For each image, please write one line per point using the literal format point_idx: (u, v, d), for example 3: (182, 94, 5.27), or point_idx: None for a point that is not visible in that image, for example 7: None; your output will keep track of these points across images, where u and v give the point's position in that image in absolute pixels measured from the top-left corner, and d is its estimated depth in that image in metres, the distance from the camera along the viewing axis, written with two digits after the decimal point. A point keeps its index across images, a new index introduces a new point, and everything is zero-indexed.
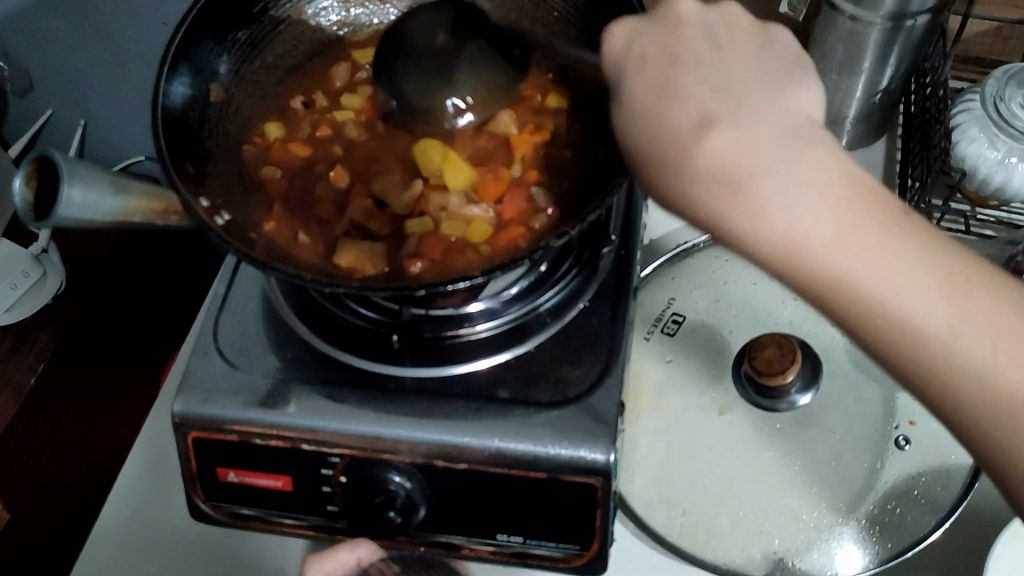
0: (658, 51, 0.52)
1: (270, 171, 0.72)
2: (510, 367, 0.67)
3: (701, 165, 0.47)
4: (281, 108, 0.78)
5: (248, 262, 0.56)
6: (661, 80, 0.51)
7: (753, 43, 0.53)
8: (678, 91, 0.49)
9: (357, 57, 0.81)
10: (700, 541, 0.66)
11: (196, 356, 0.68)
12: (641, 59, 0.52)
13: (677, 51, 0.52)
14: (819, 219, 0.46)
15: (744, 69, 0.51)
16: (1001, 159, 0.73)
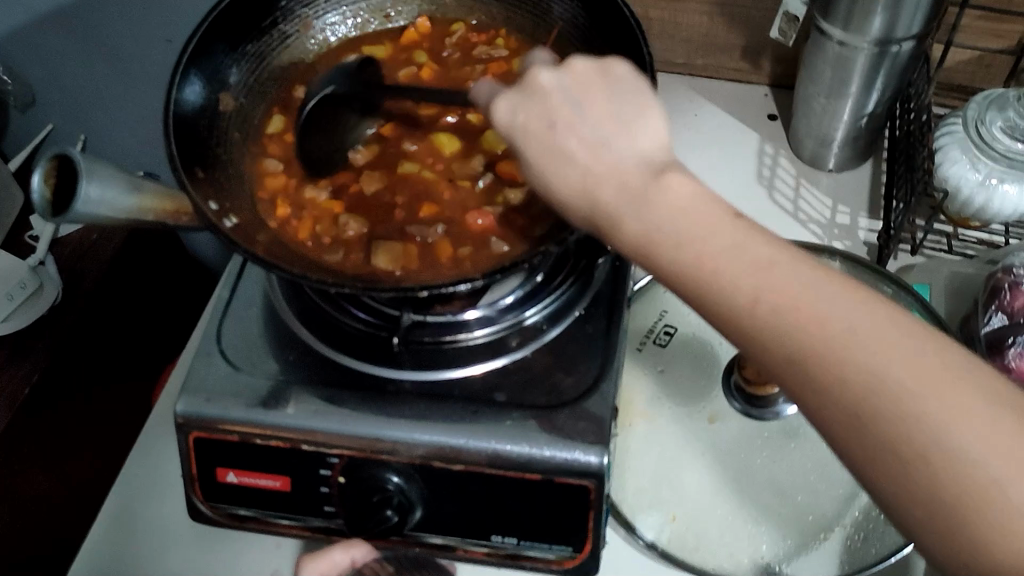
0: (538, 122, 0.54)
1: (275, 164, 0.75)
2: (506, 372, 0.69)
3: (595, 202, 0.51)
4: (286, 98, 0.80)
5: (255, 262, 0.57)
6: (540, 153, 0.53)
7: (604, 94, 0.55)
8: (556, 147, 0.53)
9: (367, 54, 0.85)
10: (690, 546, 0.68)
11: (198, 357, 0.69)
12: (524, 130, 0.54)
13: (553, 115, 0.54)
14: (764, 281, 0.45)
15: (603, 112, 0.53)
16: (982, 180, 0.75)
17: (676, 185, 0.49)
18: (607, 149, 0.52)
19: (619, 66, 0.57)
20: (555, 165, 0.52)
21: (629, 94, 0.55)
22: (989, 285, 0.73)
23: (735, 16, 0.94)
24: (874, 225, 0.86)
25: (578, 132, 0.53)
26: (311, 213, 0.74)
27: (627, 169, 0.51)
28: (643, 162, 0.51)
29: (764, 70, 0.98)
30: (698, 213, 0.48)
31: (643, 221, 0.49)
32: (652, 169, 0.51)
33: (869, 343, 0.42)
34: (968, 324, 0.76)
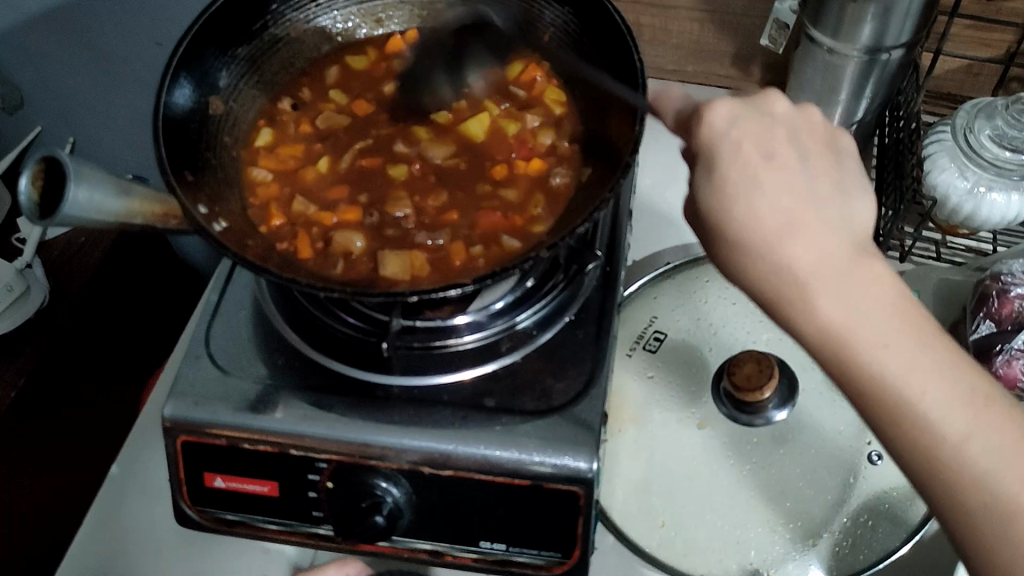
0: (753, 146, 0.57)
1: (263, 173, 0.75)
2: (496, 377, 0.69)
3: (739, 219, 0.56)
4: (274, 111, 0.80)
5: (245, 266, 0.57)
6: (739, 173, 0.56)
7: (826, 153, 0.60)
8: (752, 181, 0.56)
9: (352, 66, 0.85)
10: (678, 552, 0.68)
11: (187, 361, 0.69)
12: (733, 146, 0.57)
13: (767, 147, 0.57)
14: (899, 351, 0.52)
15: (825, 173, 0.58)
16: (970, 188, 0.76)
17: (828, 241, 0.55)
18: (806, 194, 0.56)
19: (846, 139, 0.62)
20: (747, 199, 0.56)
21: (851, 173, 0.60)
22: (978, 292, 0.73)
23: (726, 23, 0.94)
24: (863, 232, 0.86)
25: (786, 181, 0.56)
26: (300, 223, 0.73)
27: (822, 230, 0.55)
28: (846, 233, 0.56)
29: (755, 77, 0.98)
30: (836, 257, 0.54)
31: (835, 293, 0.53)
32: (861, 251, 0.55)
33: (960, 422, 0.51)
34: (957, 330, 0.76)
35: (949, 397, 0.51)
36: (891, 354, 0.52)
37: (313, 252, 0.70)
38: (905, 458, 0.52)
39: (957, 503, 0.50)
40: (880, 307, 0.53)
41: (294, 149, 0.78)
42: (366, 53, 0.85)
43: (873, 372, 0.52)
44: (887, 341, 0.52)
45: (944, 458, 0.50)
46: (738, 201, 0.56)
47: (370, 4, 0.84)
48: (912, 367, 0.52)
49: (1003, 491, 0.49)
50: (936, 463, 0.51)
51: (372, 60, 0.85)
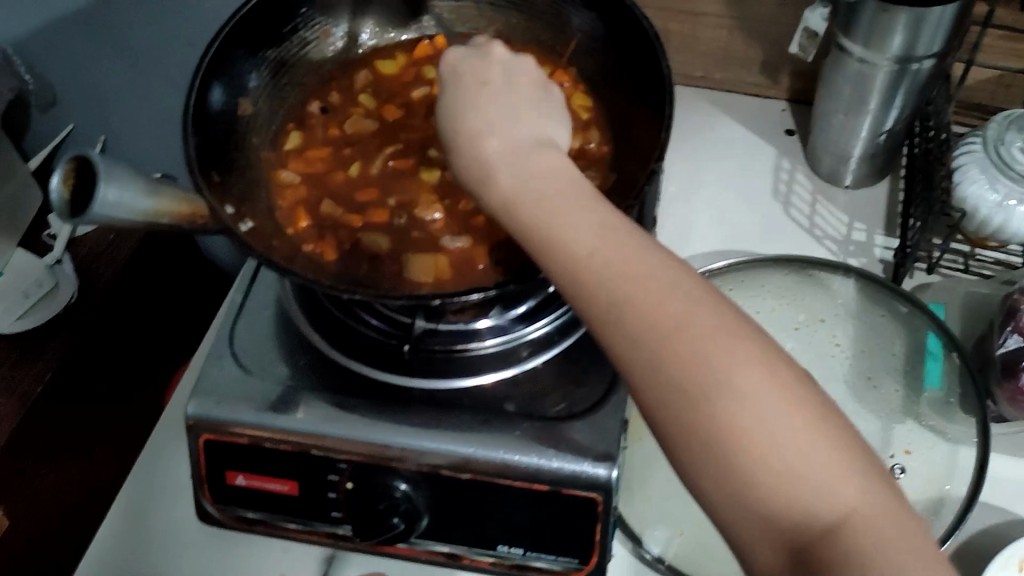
0: (473, 77, 0.59)
1: (291, 176, 0.76)
2: (517, 382, 0.69)
3: (476, 161, 0.54)
4: (302, 114, 0.81)
5: (269, 267, 0.58)
6: (462, 100, 0.58)
7: (538, 95, 0.59)
8: (479, 100, 0.57)
9: (379, 70, 0.85)
10: (697, 562, 0.67)
11: (210, 359, 0.69)
12: (456, 78, 0.59)
13: (487, 78, 0.59)
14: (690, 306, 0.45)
15: (529, 107, 0.57)
16: (1000, 201, 0.75)
17: (549, 162, 0.53)
18: (510, 122, 0.56)
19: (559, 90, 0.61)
20: (468, 114, 0.56)
21: (555, 105, 0.59)
22: (1007, 306, 0.72)
23: (754, 30, 0.93)
24: (890, 243, 0.85)
25: (495, 112, 0.56)
26: (325, 227, 0.73)
27: (524, 137, 0.55)
28: (536, 138, 0.55)
29: (783, 85, 0.98)
30: (611, 232, 0.49)
31: (519, 178, 0.52)
32: (539, 144, 0.54)
33: (725, 372, 0.43)
34: (983, 343, 0.75)
35: (731, 351, 0.44)
36: (665, 293, 0.46)
37: (337, 256, 0.70)
38: (733, 475, 0.42)
39: (754, 477, 0.42)
40: (711, 317, 0.45)
41: (322, 153, 0.80)
42: (395, 57, 0.86)
43: (649, 314, 0.45)
44: (730, 348, 0.44)
45: (744, 420, 0.42)
46: (507, 170, 0.53)
47: (399, 8, 0.84)
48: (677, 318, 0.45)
49: (789, 449, 0.41)
50: (745, 472, 0.42)
51: (402, 64, 0.86)
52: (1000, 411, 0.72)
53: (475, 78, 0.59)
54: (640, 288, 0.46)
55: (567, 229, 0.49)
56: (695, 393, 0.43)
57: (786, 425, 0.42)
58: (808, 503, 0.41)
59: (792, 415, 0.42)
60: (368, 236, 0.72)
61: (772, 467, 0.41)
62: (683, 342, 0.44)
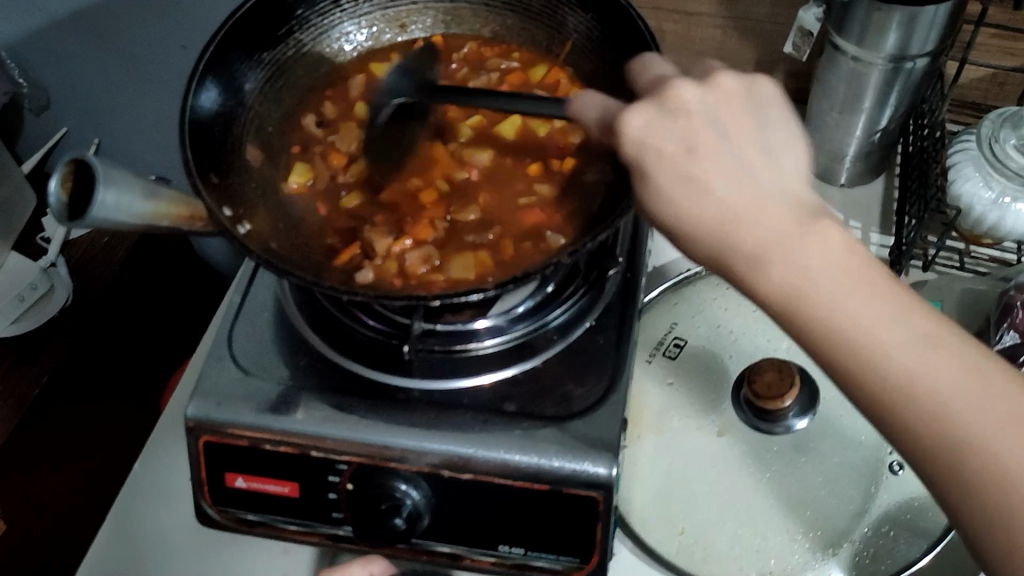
0: (682, 128, 0.50)
1: (298, 180, 0.77)
2: (516, 382, 0.69)
3: (706, 232, 0.48)
4: (297, 123, 0.80)
5: (268, 268, 0.58)
6: (678, 168, 0.49)
7: (750, 118, 0.51)
8: (694, 172, 0.49)
9: (373, 73, 0.85)
10: (697, 559, 0.67)
11: (209, 362, 0.69)
12: (648, 139, 0.50)
13: (692, 134, 0.49)
14: (835, 270, 0.46)
15: (738, 133, 0.50)
16: (995, 199, 0.75)
17: (830, 236, 0.47)
18: (746, 182, 0.48)
19: (764, 84, 0.53)
20: (698, 182, 0.48)
21: (757, 109, 0.52)
22: (1002, 302, 0.73)
23: (748, 29, 0.94)
24: (886, 241, 0.86)
25: (730, 169, 0.49)
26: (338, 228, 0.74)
27: (779, 207, 0.48)
28: (794, 207, 0.48)
29: (777, 84, 0.98)
30: (766, 217, 0.47)
31: (715, 200, 0.48)
32: (806, 213, 0.48)
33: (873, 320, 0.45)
34: (981, 341, 0.75)
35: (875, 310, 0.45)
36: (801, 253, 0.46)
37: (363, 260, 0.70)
38: (907, 416, 0.44)
39: (928, 432, 0.44)
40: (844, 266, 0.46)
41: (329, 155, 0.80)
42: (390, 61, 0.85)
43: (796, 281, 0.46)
44: (897, 332, 0.45)
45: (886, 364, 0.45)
46: (739, 215, 0.47)
47: (395, 11, 0.84)
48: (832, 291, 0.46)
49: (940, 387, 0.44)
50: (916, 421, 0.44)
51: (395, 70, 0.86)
52: None
53: (647, 130, 0.50)
54: (781, 250, 0.47)
55: (737, 232, 0.47)
56: (875, 386, 0.45)
57: (939, 360, 0.44)
58: (973, 436, 0.43)
59: (941, 352, 0.45)
60: (371, 230, 0.72)
61: (965, 438, 0.43)
62: (804, 277, 0.46)
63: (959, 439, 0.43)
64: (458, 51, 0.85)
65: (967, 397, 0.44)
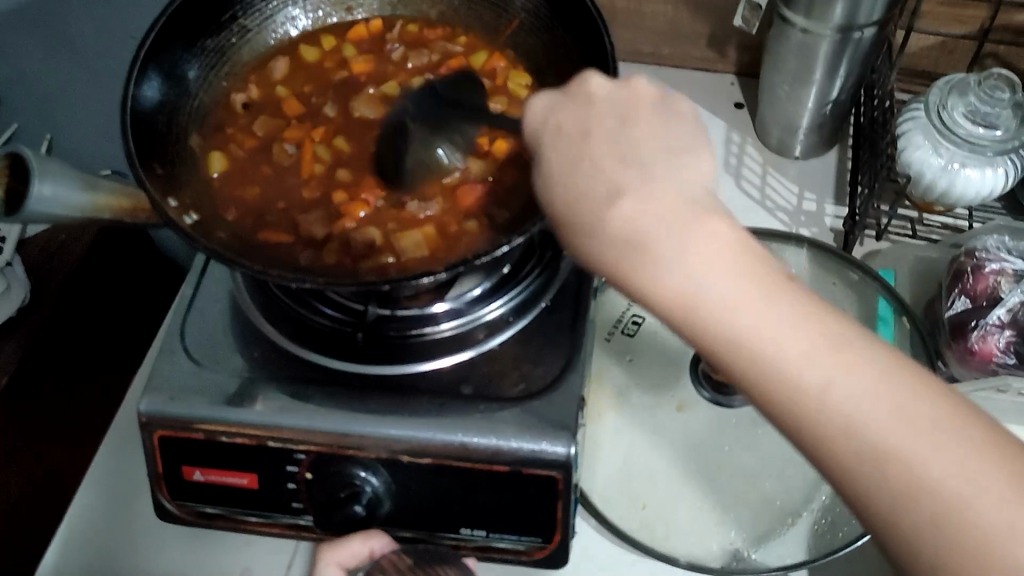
0: (576, 127, 0.52)
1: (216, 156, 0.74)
2: (474, 364, 0.69)
3: (613, 233, 0.48)
4: (229, 99, 0.78)
5: (215, 258, 0.57)
6: (572, 150, 0.51)
7: (653, 122, 0.53)
8: (588, 157, 0.50)
9: (303, 57, 0.83)
10: (660, 535, 0.68)
11: (161, 356, 0.68)
12: (555, 130, 0.53)
13: (589, 124, 0.52)
14: (783, 326, 0.45)
15: (649, 140, 0.51)
16: (945, 165, 0.76)
17: (717, 234, 0.47)
18: (655, 186, 0.48)
19: (683, 103, 0.55)
20: (581, 170, 0.50)
21: (691, 134, 0.53)
22: (953, 268, 0.74)
23: (699, 4, 0.93)
24: (840, 211, 0.86)
25: (615, 151, 0.50)
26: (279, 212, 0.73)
27: (665, 197, 0.48)
28: (683, 195, 0.48)
29: (730, 58, 0.98)
30: (668, 208, 0.47)
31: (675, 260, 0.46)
32: (694, 206, 0.48)
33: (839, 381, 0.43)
34: (933, 308, 0.77)
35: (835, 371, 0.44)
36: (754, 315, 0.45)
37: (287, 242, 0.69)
38: (875, 482, 0.42)
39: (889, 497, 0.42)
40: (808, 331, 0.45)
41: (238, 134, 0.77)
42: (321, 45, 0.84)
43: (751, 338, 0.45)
44: (841, 385, 0.43)
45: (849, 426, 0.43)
46: (672, 251, 0.47)
47: None
48: (790, 348, 0.44)
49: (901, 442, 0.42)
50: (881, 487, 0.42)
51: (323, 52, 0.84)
52: (951, 372, 0.74)
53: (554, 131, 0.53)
54: (728, 312, 0.45)
55: (697, 303, 0.46)
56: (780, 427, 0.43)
57: (897, 418, 0.42)
58: (940, 491, 0.41)
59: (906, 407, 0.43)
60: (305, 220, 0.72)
61: (897, 461, 0.42)
62: (761, 340, 0.45)
63: (870, 449, 0.42)
64: (393, 32, 0.85)
65: (875, 406, 0.43)
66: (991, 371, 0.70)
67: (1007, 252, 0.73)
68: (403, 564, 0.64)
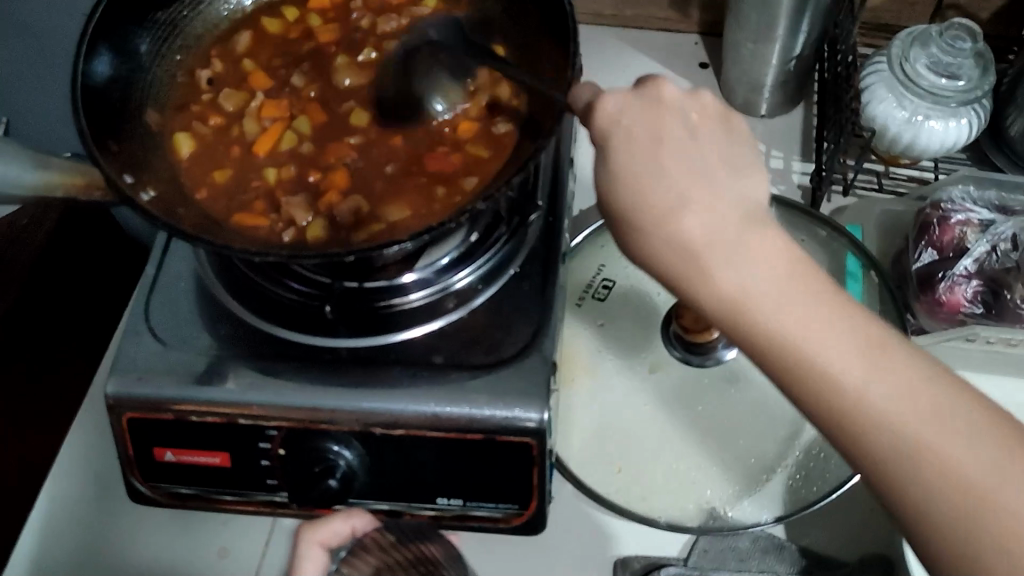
0: (649, 132, 0.52)
1: (184, 137, 0.72)
2: (444, 334, 0.68)
3: (671, 240, 0.49)
4: (191, 74, 0.77)
5: (175, 234, 0.56)
6: (642, 164, 0.51)
7: (722, 135, 0.53)
8: (658, 167, 0.50)
9: (266, 28, 0.82)
10: (637, 496, 0.68)
11: (127, 336, 0.67)
12: (628, 132, 0.52)
13: (661, 129, 0.52)
14: (827, 326, 0.46)
15: (722, 156, 0.52)
16: (909, 117, 0.76)
17: (768, 241, 0.49)
18: (715, 202, 0.49)
19: (739, 119, 0.55)
20: (653, 183, 0.50)
21: (741, 144, 0.54)
22: (920, 220, 0.74)
23: None
24: (807, 167, 0.86)
25: (689, 168, 0.51)
26: (257, 192, 0.71)
27: (728, 215, 0.49)
28: (744, 211, 0.50)
29: (694, 18, 0.98)
30: (727, 226, 0.49)
31: (703, 220, 0.49)
32: (753, 215, 0.49)
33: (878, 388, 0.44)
34: (901, 260, 0.77)
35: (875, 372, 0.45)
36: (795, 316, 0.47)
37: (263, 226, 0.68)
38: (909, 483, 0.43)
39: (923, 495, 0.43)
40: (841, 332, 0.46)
41: (208, 113, 0.76)
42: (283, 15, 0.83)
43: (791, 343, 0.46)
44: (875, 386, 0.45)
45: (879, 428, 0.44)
46: (726, 247, 0.48)
47: None
48: (823, 345, 0.46)
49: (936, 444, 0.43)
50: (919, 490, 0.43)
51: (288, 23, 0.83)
52: (920, 323, 0.74)
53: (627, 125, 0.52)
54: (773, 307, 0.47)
55: (750, 306, 0.47)
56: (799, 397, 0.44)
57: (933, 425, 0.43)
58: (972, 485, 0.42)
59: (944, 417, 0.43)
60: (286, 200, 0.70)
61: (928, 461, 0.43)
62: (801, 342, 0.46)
63: (901, 444, 0.43)
64: (358, 1, 0.83)
65: (910, 410, 0.44)
66: (960, 322, 0.71)
67: (972, 202, 0.74)
68: (387, 541, 0.60)
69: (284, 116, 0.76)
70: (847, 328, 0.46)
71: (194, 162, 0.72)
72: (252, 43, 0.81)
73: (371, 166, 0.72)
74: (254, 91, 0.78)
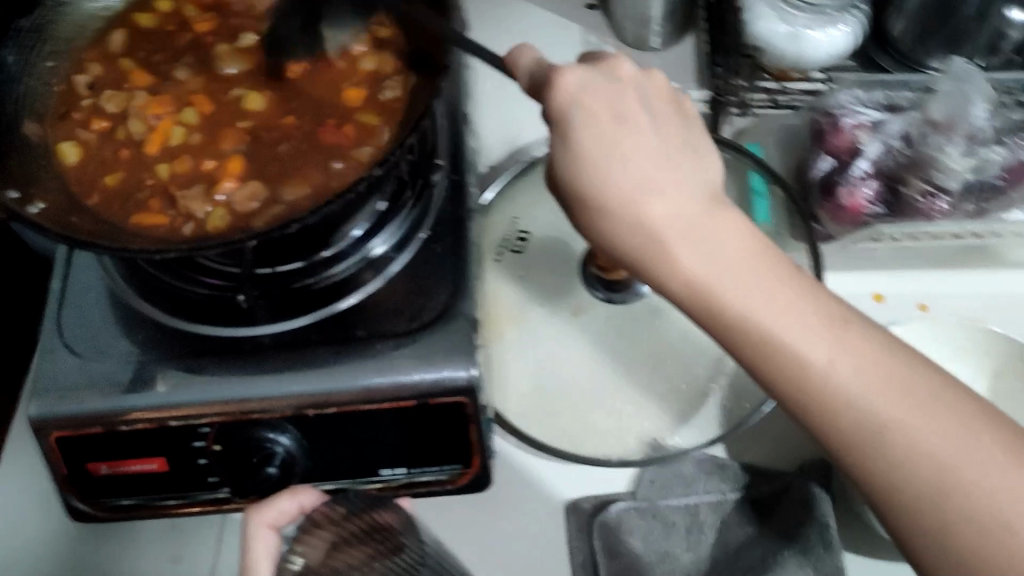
0: (609, 110, 0.53)
1: (72, 143, 0.71)
2: (363, 307, 0.68)
3: (640, 230, 0.52)
4: (68, 81, 0.75)
5: (66, 242, 0.55)
6: (604, 144, 0.52)
7: (676, 118, 0.56)
8: (617, 144, 0.52)
9: (140, 24, 0.81)
10: (579, 440, 0.69)
11: (41, 356, 0.66)
12: (591, 114, 0.53)
13: (624, 111, 0.53)
14: (783, 307, 0.51)
15: (678, 138, 0.55)
16: (790, 31, 0.76)
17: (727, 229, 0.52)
18: (680, 186, 0.52)
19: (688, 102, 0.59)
20: (614, 164, 0.52)
21: (695, 127, 0.57)
22: (814, 130, 0.77)
23: None
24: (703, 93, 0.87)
25: (653, 151, 0.53)
26: (153, 189, 0.70)
27: (693, 204, 0.52)
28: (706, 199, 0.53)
29: None
30: (690, 209, 0.52)
31: (671, 208, 0.52)
32: (713, 205, 0.53)
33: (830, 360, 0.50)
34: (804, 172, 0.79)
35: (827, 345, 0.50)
36: (753, 298, 0.51)
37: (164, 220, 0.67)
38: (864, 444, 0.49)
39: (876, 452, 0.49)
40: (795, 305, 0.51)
41: (93, 118, 0.73)
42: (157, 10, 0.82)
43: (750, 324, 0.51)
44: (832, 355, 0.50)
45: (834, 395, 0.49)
46: (691, 237, 0.51)
47: None
48: (783, 324, 0.50)
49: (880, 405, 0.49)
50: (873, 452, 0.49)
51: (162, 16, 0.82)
52: (827, 230, 0.76)
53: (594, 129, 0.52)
54: (736, 293, 0.51)
55: (712, 293, 0.51)
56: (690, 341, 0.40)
57: (884, 391, 0.49)
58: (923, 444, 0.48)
59: (892, 383, 0.49)
60: (185, 194, 0.69)
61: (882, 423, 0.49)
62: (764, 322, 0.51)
63: (856, 412, 0.49)
64: None
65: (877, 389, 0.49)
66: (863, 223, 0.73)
67: (861, 104, 0.76)
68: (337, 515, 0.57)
69: (172, 112, 0.75)
70: (814, 307, 0.51)
71: (85, 165, 0.70)
72: (129, 43, 0.79)
73: (266, 149, 0.72)
74: (137, 90, 0.76)
